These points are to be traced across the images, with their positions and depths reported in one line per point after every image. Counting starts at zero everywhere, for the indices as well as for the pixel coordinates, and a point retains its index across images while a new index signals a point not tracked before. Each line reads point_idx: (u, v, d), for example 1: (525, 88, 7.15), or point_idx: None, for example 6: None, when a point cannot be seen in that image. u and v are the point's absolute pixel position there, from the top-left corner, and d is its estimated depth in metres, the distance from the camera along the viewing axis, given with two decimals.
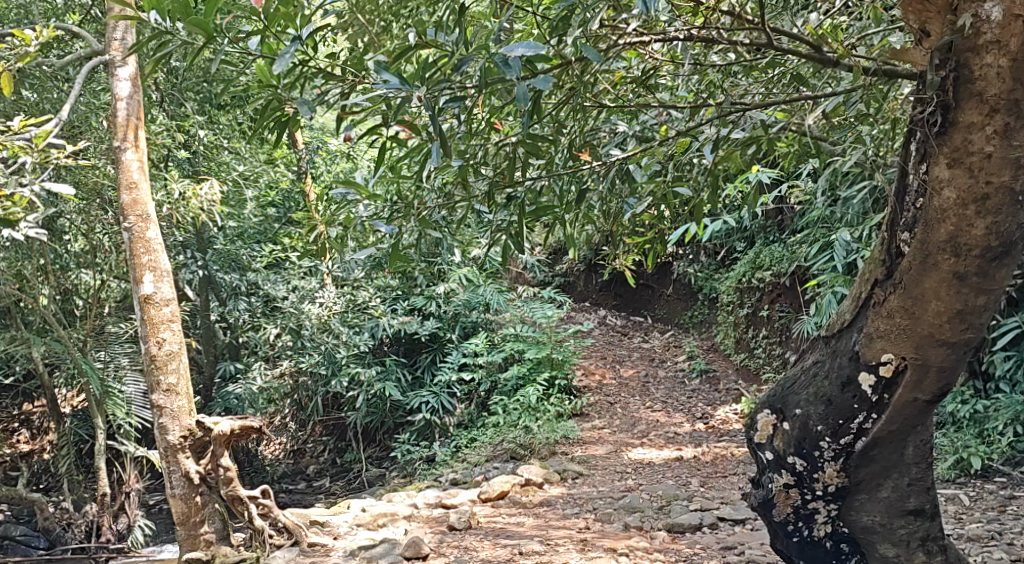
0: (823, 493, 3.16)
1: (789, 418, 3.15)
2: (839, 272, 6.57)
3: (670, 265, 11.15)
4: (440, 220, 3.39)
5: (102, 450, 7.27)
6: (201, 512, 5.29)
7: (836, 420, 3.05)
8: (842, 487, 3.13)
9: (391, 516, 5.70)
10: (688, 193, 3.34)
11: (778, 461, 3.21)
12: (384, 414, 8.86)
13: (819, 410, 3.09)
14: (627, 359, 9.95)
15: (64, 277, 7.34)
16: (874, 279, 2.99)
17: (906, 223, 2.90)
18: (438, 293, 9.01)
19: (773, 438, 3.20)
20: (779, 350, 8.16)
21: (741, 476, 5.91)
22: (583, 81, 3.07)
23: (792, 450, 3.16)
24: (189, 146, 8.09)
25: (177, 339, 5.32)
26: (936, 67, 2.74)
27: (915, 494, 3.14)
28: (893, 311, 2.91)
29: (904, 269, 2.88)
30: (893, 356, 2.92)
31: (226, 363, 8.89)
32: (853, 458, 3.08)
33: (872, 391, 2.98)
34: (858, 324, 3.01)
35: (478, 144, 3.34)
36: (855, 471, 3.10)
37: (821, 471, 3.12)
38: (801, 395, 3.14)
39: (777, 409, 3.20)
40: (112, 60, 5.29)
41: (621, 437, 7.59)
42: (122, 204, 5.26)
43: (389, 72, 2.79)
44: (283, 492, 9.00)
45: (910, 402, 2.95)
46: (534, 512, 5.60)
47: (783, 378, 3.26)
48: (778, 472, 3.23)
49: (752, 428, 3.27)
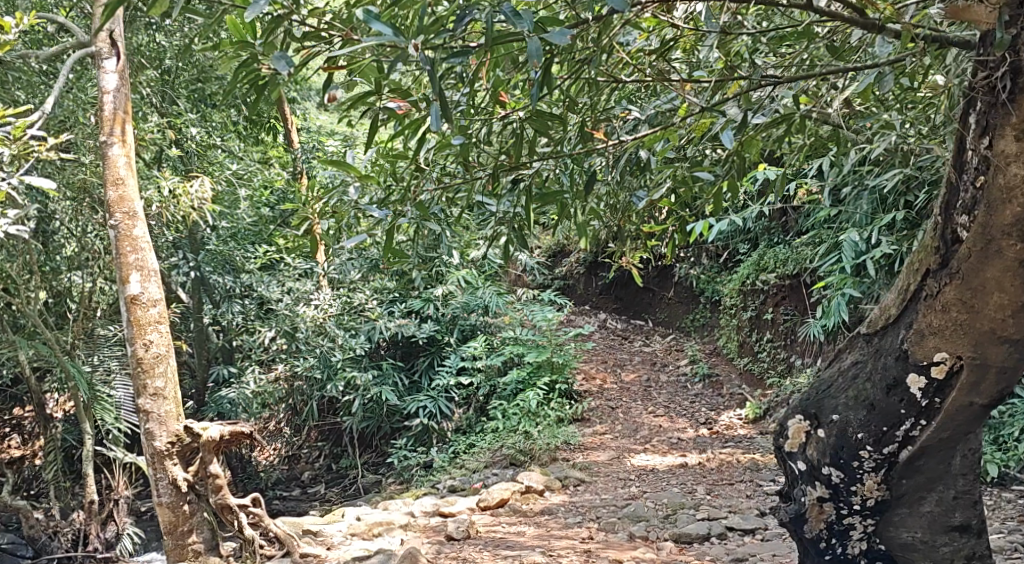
0: (861, 507, 3.16)
1: (824, 425, 3.16)
2: (847, 273, 6.36)
3: (671, 267, 10.97)
4: (438, 212, 3.31)
5: (91, 456, 7.09)
6: (190, 521, 5.11)
7: (880, 427, 3.05)
8: (882, 500, 3.14)
9: (387, 526, 5.51)
10: (708, 179, 3.24)
11: (811, 473, 3.22)
12: (380, 419, 8.67)
13: (859, 415, 3.09)
14: (628, 362, 9.76)
15: (55, 278, 7.16)
16: (926, 270, 2.95)
17: (964, 205, 2.86)
18: (436, 295, 8.83)
19: (806, 446, 3.21)
20: (784, 354, 7.98)
21: (749, 485, 5.72)
22: (599, 45, 2.93)
23: (828, 461, 3.17)
24: (181, 144, 7.91)
25: (164, 340, 5.13)
26: (1007, 24, 2.68)
27: (960, 508, 3.13)
28: (949, 305, 2.88)
29: (964, 257, 2.84)
30: (948, 356, 2.91)
31: (220, 367, 8.66)
32: (897, 469, 3.09)
33: (922, 395, 2.97)
34: (908, 319, 3.00)
35: (481, 122, 3.16)
36: (898, 483, 3.11)
37: (860, 483, 3.13)
38: (839, 400, 3.14)
39: (811, 417, 3.20)
40: (98, 52, 5.10)
41: (624, 442, 7.40)
42: (108, 201, 5.07)
43: (380, 22, 2.56)
44: (278, 499, 8.81)
45: (965, 406, 2.94)
46: (534, 521, 5.41)
47: (817, 382, 3.26)
48: (811, 484, 3.24)
49: (784, 436, 3.29)
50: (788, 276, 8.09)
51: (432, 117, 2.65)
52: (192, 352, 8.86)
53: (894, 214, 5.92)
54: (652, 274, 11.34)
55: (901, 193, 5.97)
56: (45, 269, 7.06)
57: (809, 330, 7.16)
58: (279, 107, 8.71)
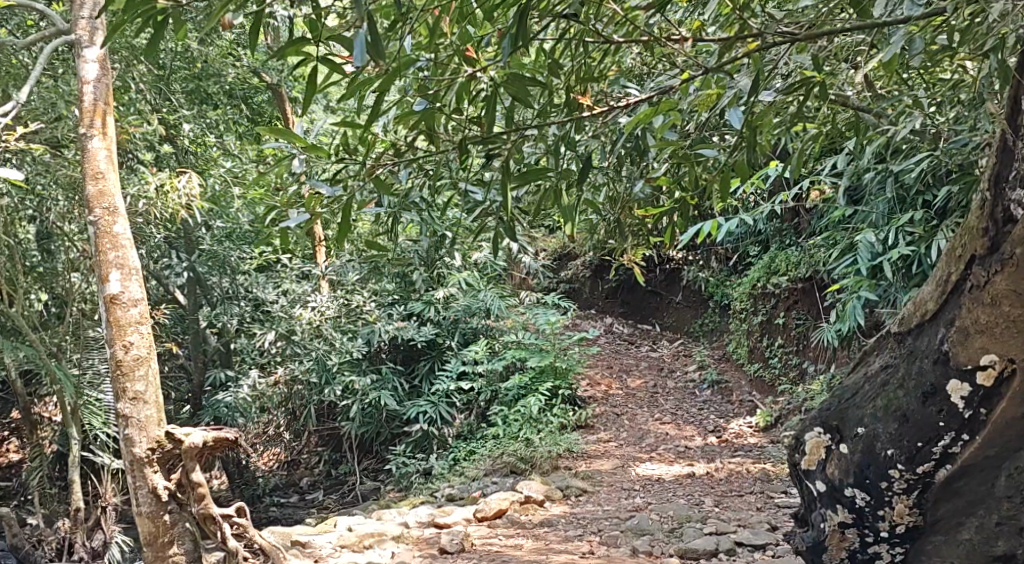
0: (890, 534, 2.92)
1: (847, 436, 2.94)
2: (862, 275, 6.07)
3: (680, 271, 10.73)
4: (416, 202, 3.32)
5: (77, 462, 6.93)
6: (170, 532, 4.89)
7: (913, 443, 2.82)
8: (913, 526, 2.90)
9: (378, 537, 5.26)
10: (714, 156, 3.03)
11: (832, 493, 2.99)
12: (379, 425, 8.43)
13: (890, 430, 2.86)
14: (635, 368, 9.51)
15: (53, 278, 7.05)
16: (971, 256, 2.73)
17: (1017, 179, 2.65)
18: (436, 298, 8.54)
19: (825, 463, 2.99)
20: (796, 360, 7.73)
21: (759, 496, 5.45)
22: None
23: (852, 481, 2.93)
24: (174, 141, 7.70)
25: (146, 342, 4.91)
26: None
27: (1006, 536, 2.80)
28: (999, 297, 2.66)
29: (1017, 239, 2.63)
30: (997, 358, 2.69)
31: (216, 371, 8.38)
32: (931, 491, 2.84)
33: (965, 406, 2.75)
34: (948, 316, 2.78)
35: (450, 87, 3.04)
36: (932, 508, 2.86)
37: (888, 507, 2.89)
38: (865, 413, 2.92)
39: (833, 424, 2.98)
40: (77, 41, 4.91)
41: (629, 451, 7.14)
42: (87, 195, 4.86)
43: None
44: (275, 506, 8.59)
45: (1014, 418, 2.71)
46: (533, 534, 5.17)
47: (840, 392, 3.04)
48: (832, 507, 3.00)
49: (801, 453, 3.07)
50: (800, 280, 7.81)
51: (355, 47, 2.52)
52: (188, 354, 8.63)
53: (911, 213, 5.66)
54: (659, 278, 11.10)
55: (919, 192, 5.76)
56: (35, 271, 6.97)
57: (821, 335, 6.90)
58: (277, 104, 8.48)
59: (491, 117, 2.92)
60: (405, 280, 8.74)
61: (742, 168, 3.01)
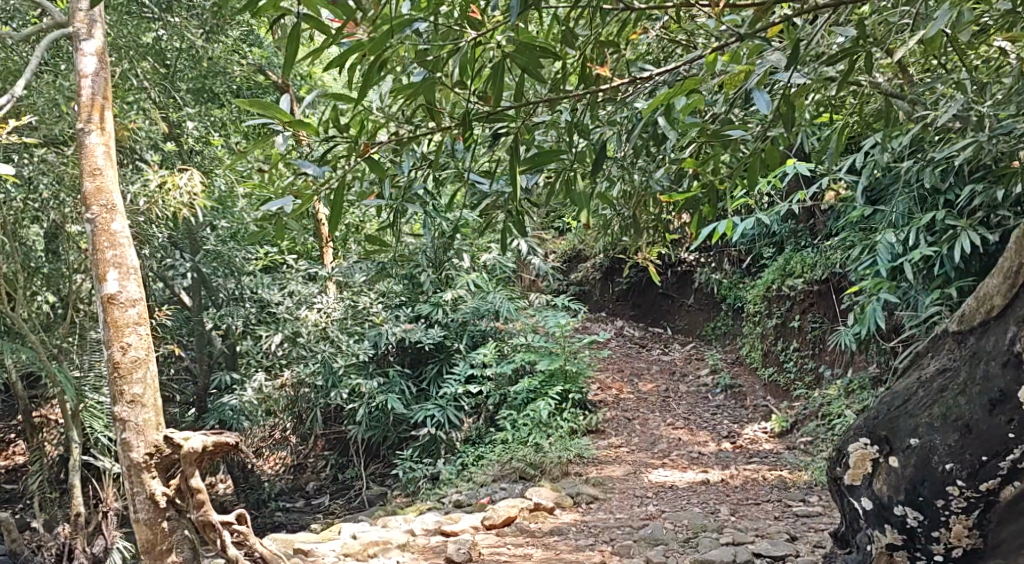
0: (941, 541, 3.28)
1: (898, 451, 3.32)
2: (883, 277, 5.87)
3: (692, 273, 10.57)
4: (419, 193, 3.46)
5: (77, 466, 6.80)
6: (168, 540, 4.75)
7: (979, 456, 3.14)
8: (965, 539, 3.24)
9: (383, 546, 5.12)
10: (742, 136, 3.06)
11: (882, 513, 3.38)
12: (385, 429, 8.28)
13: (953, 440, 3.19)
14: (646, 371, 9.34)
15: (59, 279, 6.97)
16: None
17: None
18: (445, 299, 8.37)
19: (873, 476, 3.38)
20: (812, 364, 7.56)
21: (777, 505, 5.28)
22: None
23: (908, 489, 3.29)
24: (177, 139, 7.55)
25: (144, 344, 4.77)
26: None
27: None
28: None
29: None
30: None
31: (222, 373, 8.24)
32: (990, 500, 3.17)
33: None
34: (1016, 314, 3.07)
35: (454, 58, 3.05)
36: (987, 518, 3.21)
37: (943, 516, 3.24)
38: (920, 424, 3.27)
39: (884, 442, 3.36)
40: (75, 33, 4.79)
41: (641, 457, 6.97)
42: (84, 192, 4.72)
43: None
44: (280, 510, 8.43)
45: None
46: (543, 543, 5.00)
47: (890, 399, 3.41)
48: (881, 526, 3.41)
49: (851, 463, 3.46)
50: (816, 282, 7.65)
51: None
52: (192, 356, 8.49)
53: (934, 213, 5.48)
54: (670, 280, 10.94)
55: (940, 192, 5.58)
56: (41, 272, 6.92)
57: (840, 339, 6.71)
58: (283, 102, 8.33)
59: (499, 89, 2.89)
60: (413, 282, 8.59)
61: (771, 153, 3.01)
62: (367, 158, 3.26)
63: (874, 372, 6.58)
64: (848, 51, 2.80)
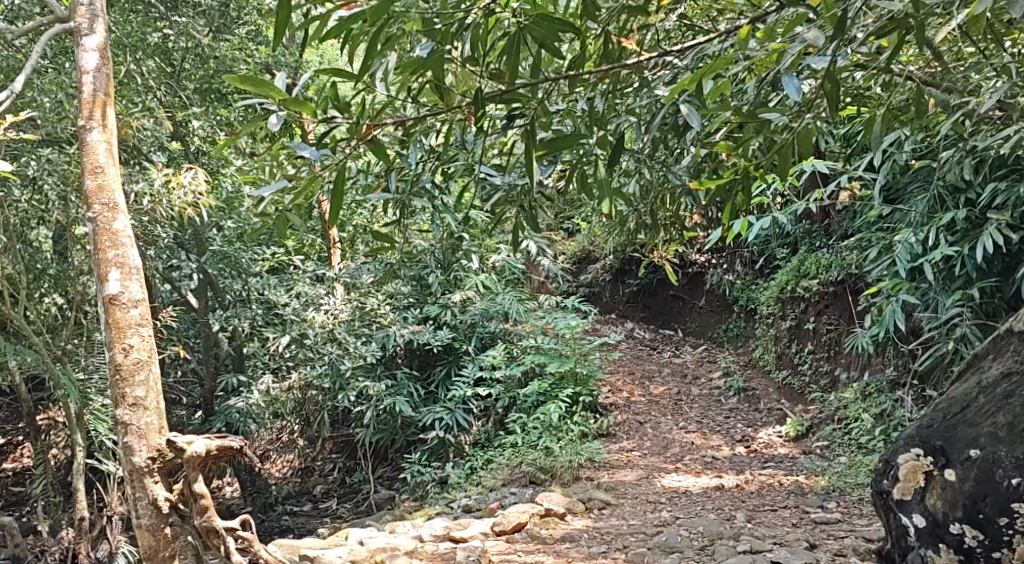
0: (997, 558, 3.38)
1: (953, 465, 3.50)
2: (902, 278, 5.72)
3: (703, 274, 10.46)
4: (427, 187, 3.51)
5: (81, 469, 6.70)
6: (171, 546, 4.64)
7: None
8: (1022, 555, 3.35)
9: (391, 552, 5.01)
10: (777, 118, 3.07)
11: (936, 531, 3.51)
12: (393, 432, 8.17)
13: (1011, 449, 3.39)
14: (658, 374, 9.21)
15: (67, 281, 6.90)
16: None
17: None
18: (453, 301, 8.25)
19: (928, 489, 3.54)
20: (828, 367, 7.44)
21: (794, 512, 5.15)
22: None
23: (965, 502, 3.44)
24: (182, 138, 7.46)
25: (146, 345, 4.67)
26: None
27: None
28: None
29: None
30: None
31: (228, 375, 8.12)
32: None
33: None
34: None
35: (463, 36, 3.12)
36: None
37: (1000, 531, 3.36)
38: (979, 435, 3.48)
39: (937, 456, 3.55)
40: (77, 28, 4.70)
41: (653, 461, 6.85)
42: (85, 190, 4.62)
43: None
44: (287, 514, 8.32)
45: None
46: (554, 550, 4.89)
47: (944, 415, 3.63)
48: (934, 546, 3.52)
49: (903, 480, 3.62)
50: (832, 282, 7.53)
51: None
52: (199, 358, 8.40)
53: (955, 211, 5.34)
54: (681, 282, 10.83)
55: (960, 190, 5.44)
56: (48, 273, 6.85)
57: (856, 341, 6.58)
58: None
59: (514, 62, 2.97)
60: (421, 282, 8.49)
61: (805, 135, 3.04)
62: (371, 141, 3.34)
63: (892, 375, 6.46)
64: (899, 22, 2.93)
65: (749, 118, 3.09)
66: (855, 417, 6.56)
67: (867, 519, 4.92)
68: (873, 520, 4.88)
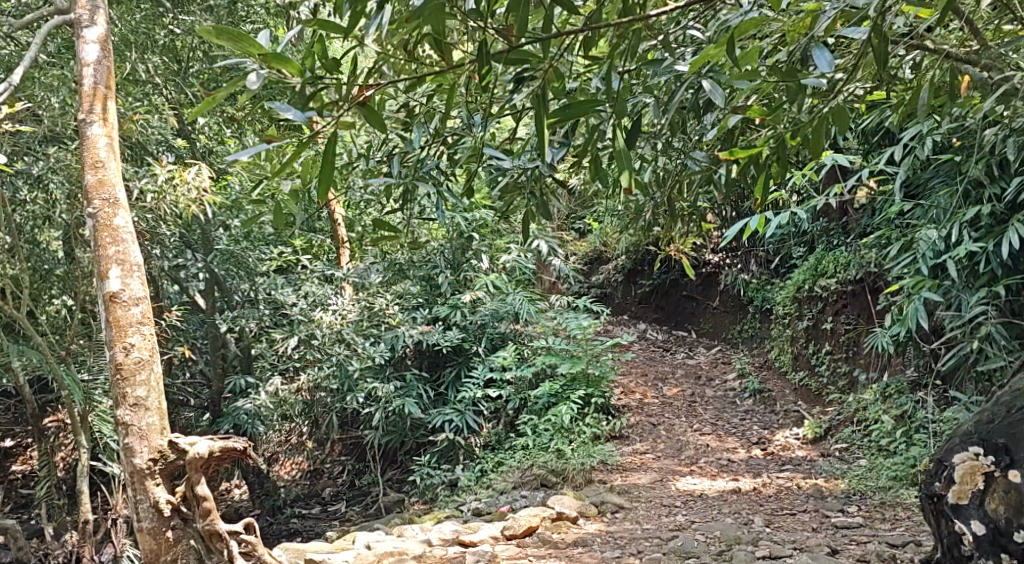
0: None
1: (1018, 467, 3.58)
2: (924, 276, 5.56)
3: (718, 274, 10.33)
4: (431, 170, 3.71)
5: (85, 471, 6.59)
6: (173, 550, 4.54)
7: None
8: None
9: (398, 556, 4.88)
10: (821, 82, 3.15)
11: (998, 539, 3.60)
12: (402, 434, 8.03)
13: None
14: (671, 375, 9.07)
15: (73, 281, 6.82)
16: None
17: None
18: (463, 301, 8.12)
19: (989, 495, 3.64)
20: (846, 368, 7.31)
21: (814, 516, 5.00)
22: None
23: None
24: (187, 136, 7.35)
25: (148, 344, 4.56)
26: None
27: None
28: None
29: None
30: None
31: (236, 377, 8.03)
32: None
33: None
34: None
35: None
36: None
37: None
38: None
39: (1000, 457, 3.63)
40: (77, 20, 4.60)
41: (667, 464, 6.70)
42: (86, 185, 4.52)
43: None
44: (296, 517, 8.19)
45: None
46: (567, 555, 4.75)
47: (1003, 420, 3.71)
48: (996, 555, 3.60)
49: (962, 484, 3.70)
50: (850, 281, 7.40)
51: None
52: (206, 359, 8.29)
53: (979, 207, 5.21)
54: (695, 282, 10.69)
55: (985, 185, 5.29)
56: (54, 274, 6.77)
57: (876, 341, 6.43)
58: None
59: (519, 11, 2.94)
60: (431, 283, 8.38)
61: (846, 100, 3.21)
62: (364, 105, 3.28)
63: (913, 376, 6.34)
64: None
65: (789, 77, 3.12)
66: (874, 419, 6.43)
67: (888, 523, 4.79)
68: (895, 525, 4.74)
